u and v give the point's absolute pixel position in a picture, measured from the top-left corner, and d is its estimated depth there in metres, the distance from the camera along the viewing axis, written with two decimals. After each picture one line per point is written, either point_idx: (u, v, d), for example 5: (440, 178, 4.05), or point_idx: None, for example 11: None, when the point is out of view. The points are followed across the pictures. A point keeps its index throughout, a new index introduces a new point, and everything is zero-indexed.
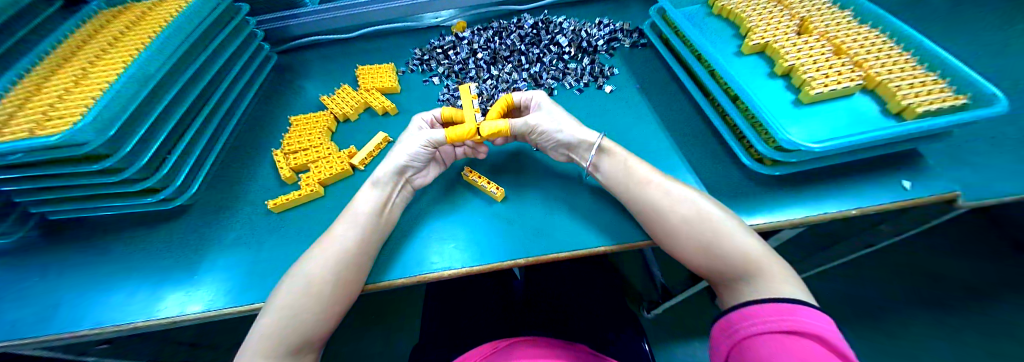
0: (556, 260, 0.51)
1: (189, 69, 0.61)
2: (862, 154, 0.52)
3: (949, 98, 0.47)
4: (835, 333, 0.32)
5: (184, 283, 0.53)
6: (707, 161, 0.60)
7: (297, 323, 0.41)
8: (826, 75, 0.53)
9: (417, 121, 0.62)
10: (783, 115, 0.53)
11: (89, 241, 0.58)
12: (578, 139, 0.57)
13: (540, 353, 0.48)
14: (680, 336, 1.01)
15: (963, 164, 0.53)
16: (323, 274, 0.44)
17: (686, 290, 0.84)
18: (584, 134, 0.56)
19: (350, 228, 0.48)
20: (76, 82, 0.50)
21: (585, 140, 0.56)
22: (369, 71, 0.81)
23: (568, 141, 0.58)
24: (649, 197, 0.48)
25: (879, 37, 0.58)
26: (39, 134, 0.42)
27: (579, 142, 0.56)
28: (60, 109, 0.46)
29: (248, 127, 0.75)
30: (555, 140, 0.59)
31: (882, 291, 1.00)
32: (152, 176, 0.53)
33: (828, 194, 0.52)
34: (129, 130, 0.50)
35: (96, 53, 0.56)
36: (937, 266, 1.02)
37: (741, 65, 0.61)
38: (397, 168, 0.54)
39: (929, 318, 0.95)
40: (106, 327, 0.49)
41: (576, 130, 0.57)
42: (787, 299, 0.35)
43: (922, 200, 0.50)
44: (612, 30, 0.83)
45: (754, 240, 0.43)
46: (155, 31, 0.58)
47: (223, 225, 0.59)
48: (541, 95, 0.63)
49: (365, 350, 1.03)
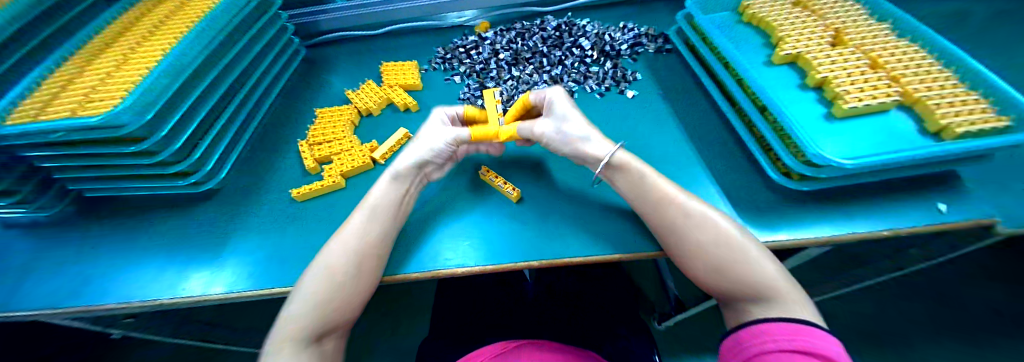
0: (570, 264, 0.51)
1: (223, 59, 0.63)
2: (895, 173, 0.50)
3: (991, 119, 0.45)
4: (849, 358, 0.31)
5: (209, 264, 0.55)
6: (730, 172, 0.59)
7: (322, 312, 0.42)
8: (861, 89, 0.51)
9: (439, 114, 0.62)
10: (814, 129, 0.52)
11: (122, 219, 0.61)
12: (590, 150, 0.54)
13: (550, 357, 0.48)
14: (691, 350, 0.99)
15: (1004, 188, 0.51)
16: (345, 264, 0.45)
17: (700, 303, 0.83)
18: (597, 148, 0.54)
19: (368, 221, 0.49)
20: (117, 66, 0.53)
21: (597, 155, 0.54)
22: (393, 67, 0.82)
23: (579, 151, 0.56)
24: (667, 216, 0.47)
25: (918, 51, 0.55)
26: (82, 115, 0.44)
27: (590, 156, 0.54)
28: (101, 92, 0.48)
29: (274, 117, 0.77)
30: (566, 148, 0.57)
31: (907, 316, 0.96)
32: (185, 160, 0.55)
33: (857, 213, 0.50)
34: (166, 114, 0.52)
35: (137, 40, 0.58)
36: (970, 294, 0.97)
37: (770, 74, 0.60)
38: (417, 163, 0.55)
39: (958, 348, 0.90)
40: (133, 302, 0.51)
41: (588, 141, 0.55)
42: (798, 319, 0.34)
43: (959, 224, 0.48)
44: (636, 34, 0.83)
45: (776, 270, 0.40)
46: (193, 22, 0.60)
47: (247, 211, 0.61)
48: (557, 95, 0.60)
49: (374, 342, 1.04)
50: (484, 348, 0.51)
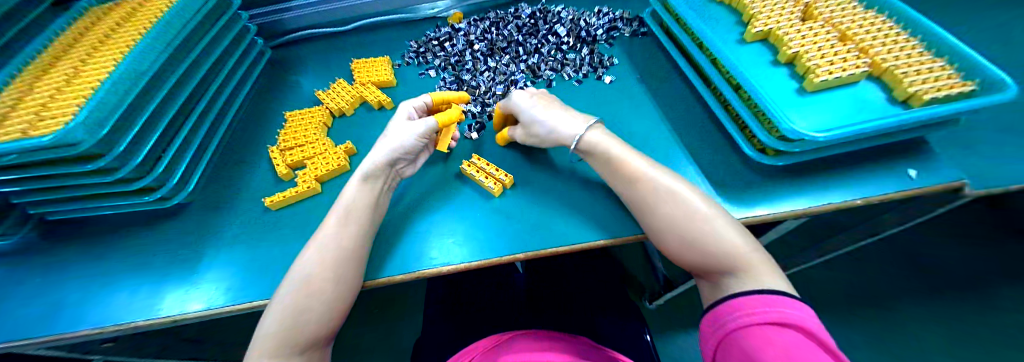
0: (555, 254, 0.51)
1: (181, 65, 0.60)
2: (866, 143, 0.51)
3: (956, 85, 0.46)
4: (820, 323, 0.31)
5: (185, 281, 0.53)
6: (708, 153, 0.59)
7: (300, 318, 0.40)
8: (831, 62, 0.52)
9: (407, 108, 0.60)
10: (786, 104, 0.52)
11: (90, 241, 0.58)
12: (558, 132, 0.56)
13: (543, 346, 0.48)
14: (681, 327, 1.02)
15: (967, 152, 0.52)
16: (322, 273, 0.43)
17: (687, 282, 0.85)
18: (569, 130, 0.55)
19: (341, 227, 0.47)
20: (69, 81, 0.49)
21: (570, 137, 0.54)
22: (364, 64, 0.80)
23: (555, 138, 0.56)
24: (639, 192, 0.47)
25: (885, 22, 0.56)
26: (32, 135, 0.41)
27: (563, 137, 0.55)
28: (52, 108, 0.45)
29: (244, 124, 0.74)
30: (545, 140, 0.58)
31: (883, 280, 0.99)
32: (149, 175, 0.53)
33: (832, 184, 0.51)
34: (123, 128, 0.49)
35: (87, 51, 0.54)
36: (935, 252, 1.01)
37: (744, 52, 0.60)
38: (388, 159, 0.53)
39: (929, 306, 0.95)
40: (107, 327, 0.49)
41: (559, 126, 0.56)
42: (770, 290, 0.34)
43: (927, 190, 0.49)
44: (612, 18, 0.82)
45: (745, 242, 0.40)
46: (146, 28, 0.57)
47: (221, 223, 0.59)
48: (517, 98, 0.61)
49: (371, 343, 1.04)
50: (476, 343, 0.51)
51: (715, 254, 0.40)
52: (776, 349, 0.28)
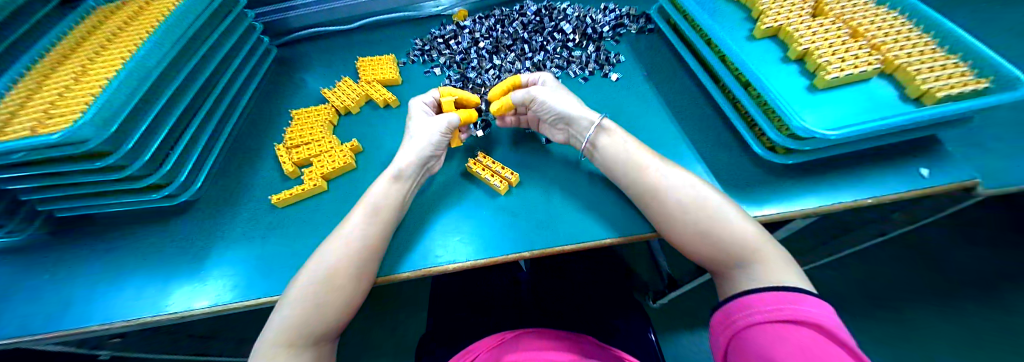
0: (561, 252, 0.51)
1: (188, 64, 0.60)
2: (879, 141, 0.50)
3: (971, 82, 0.45)
4: (839, 323, 0.30)
5: (192, 277, 0.53)
6: (716, 151, 0.58)
7: (312, 312, 0.40)
8: (843, 59, 0.51)
9: (417, 104, 0.62)
10: (796, 102, 0.52)
11: (99, 238, 0.58)
12: (578, 117, 0.56)
13: (549, 345, 0.48)
14: (686, 327, 1.01)
15: (981, 151, 0.52)
16: (345, 266, 0.43)
17: (693, 282, 0.84)
18: (585, 112, 0.56)
19: (369, 222, 0.47)
20: (77, 79, 0.49)
21: (586, 118, 0.55)
22: (370, 62, 0.80)
23: (563, 115, 0.57)
24: (648, 180, 0.47)
25: (897, 18, 0.55)
26: (41, 133, 0.41)
27: (579, 119, 0.56)
28: (61, 107, 0.45)
29: (250, 122, 0.74)
30: (554, 114, 0.58)
31: (892, 282, 0.98)
32: (156, 172, 0.53)
33: (844, 182, 0.51)
34: (130, 127, 0.49)
35: (94, 51, 0.54)
36: (943, 252, 1.00)
37: (753, 49, 0.59)
38: (417, 161, 0.54)
39: (939, 307, 0.93)
40: (115, 323, 0.49)
41: (579, 108, 0.57)
42: (787, 287, 0.34)
43: (941, 188, 0.48)
44: (618, 15, 0.81)
45: (757, 231, 0.41)
46: (153, 26, 0.57)
47: (227, 221, 0.59)
48: (548, 76, 0.64)
49: (376, 341, 1.05)
50: (483, 340, 0.52)
51: (728, 242, 0.40)
52: (789, 346, 0.28)
